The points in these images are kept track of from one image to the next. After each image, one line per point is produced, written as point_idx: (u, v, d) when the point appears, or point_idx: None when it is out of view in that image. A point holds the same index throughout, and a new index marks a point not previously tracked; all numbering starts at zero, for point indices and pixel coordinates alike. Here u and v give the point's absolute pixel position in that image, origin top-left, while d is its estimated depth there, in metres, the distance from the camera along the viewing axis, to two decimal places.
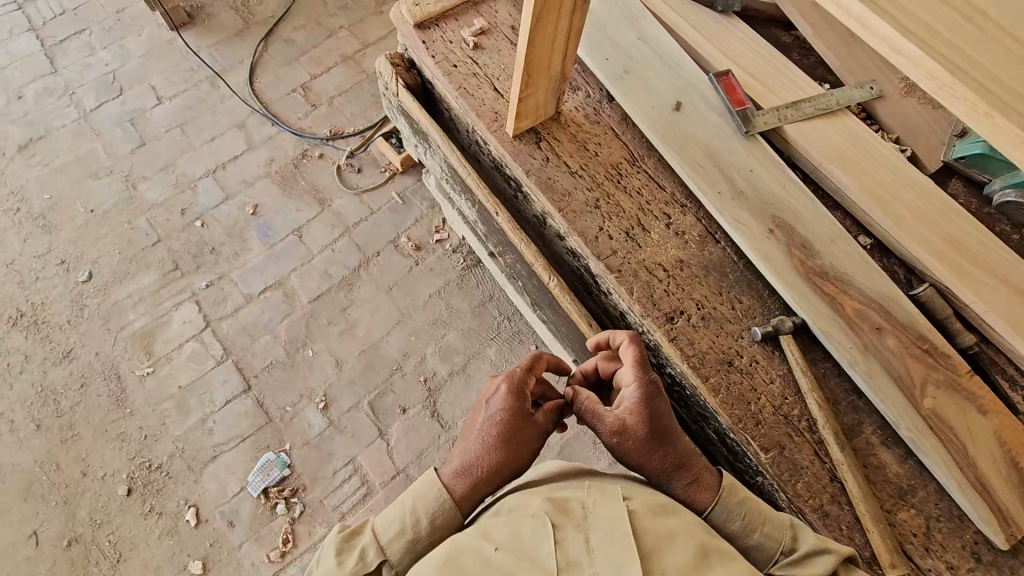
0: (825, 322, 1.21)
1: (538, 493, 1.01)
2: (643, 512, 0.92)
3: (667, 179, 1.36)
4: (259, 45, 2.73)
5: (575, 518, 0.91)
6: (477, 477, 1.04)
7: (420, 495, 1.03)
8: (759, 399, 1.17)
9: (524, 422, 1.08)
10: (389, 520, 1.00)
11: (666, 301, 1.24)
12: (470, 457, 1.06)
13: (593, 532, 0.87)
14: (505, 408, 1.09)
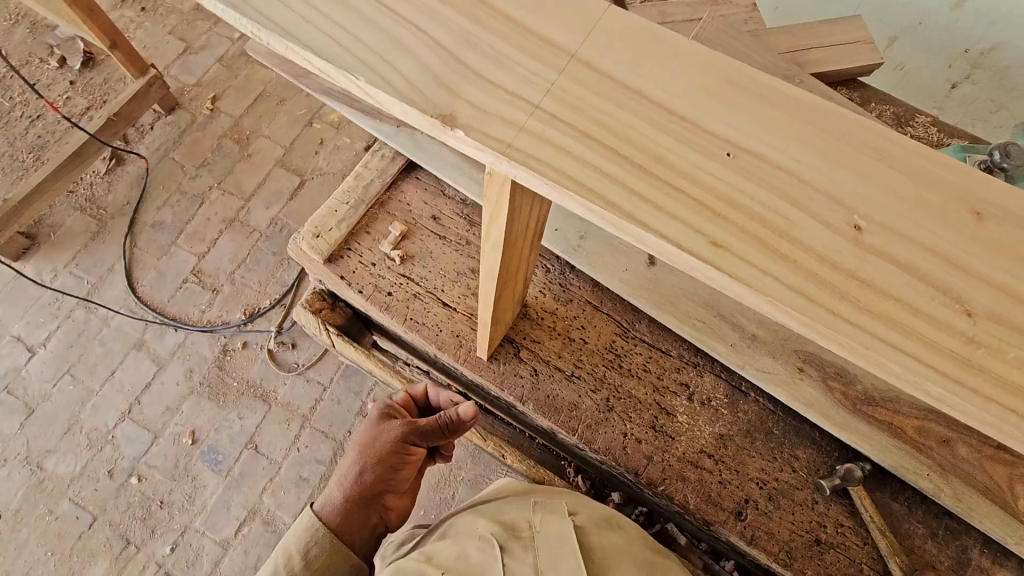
0: (895, 457, 1.08)
1: (485, 515, 1.04)
2: (590, 526, 0.98)
3: (667, 339, 1.18)
4: (124, 244, 2.34)
5: (524, 537, 0.96)
6: (359, 487, 1.02)
7: (293, 535, 0.97)
8: (862, 571, 1.06)
9: (399, 425, 1.08)
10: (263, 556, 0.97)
11: (726, 493, 1.09)
12: (349, 474, 1.03)
13: (542, 550, 0.92)
14: (382, 425, 1.09)
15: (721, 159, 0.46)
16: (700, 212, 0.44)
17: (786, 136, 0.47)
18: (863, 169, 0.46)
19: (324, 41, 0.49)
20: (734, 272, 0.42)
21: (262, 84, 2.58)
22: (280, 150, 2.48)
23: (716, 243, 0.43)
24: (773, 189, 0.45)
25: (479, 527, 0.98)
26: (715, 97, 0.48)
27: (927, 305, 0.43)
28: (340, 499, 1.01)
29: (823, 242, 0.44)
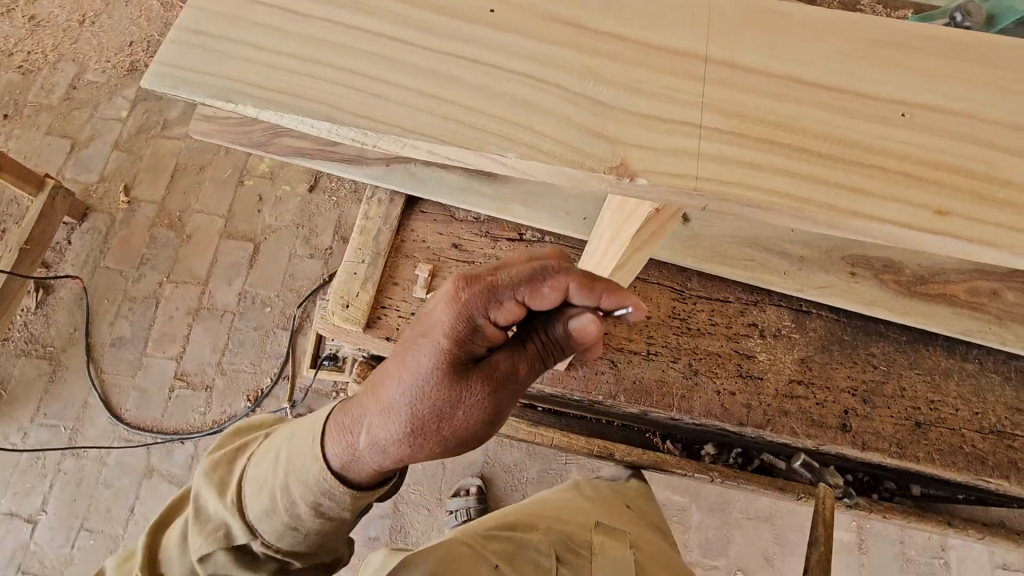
0: (959, 323, 1.12)
1: (546, 520, 1.03)
2: (648, 561, 0.98)
3: (722, 287, 1.19)
4: (90, 373, 2.12)
5: (584, 556, 0.96)
6: (395, 460, 0.65)
7: (289, 474, 0.70)
8: (965, 436, 1.11)
9: (479, 391, 0.62)
10: (257, 487, 0.72)
11: (827, 412, 1.12)
12: (381, 430, 0.63)
13: (598, 568, 0.93)
14: (455, 373, 0.62)
15: (899, 123, 0.48)
16: (900, 179, 0.46)
17: (936, 81, 0.50)
18: (1003, 92, 0.50)
19: (534, 142, 0.48)
20: (961, 231, 0.44)
21: (173, 157, 2.35)
22: (220, 220, 2.28)
23: (940, 212, 0.45)
24: (951, 139, 0.48)
25: (541, 533, 0.98)
26: (879, 67, 0.51)
27: None
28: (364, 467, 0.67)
29: (1010, 167, 0.47)
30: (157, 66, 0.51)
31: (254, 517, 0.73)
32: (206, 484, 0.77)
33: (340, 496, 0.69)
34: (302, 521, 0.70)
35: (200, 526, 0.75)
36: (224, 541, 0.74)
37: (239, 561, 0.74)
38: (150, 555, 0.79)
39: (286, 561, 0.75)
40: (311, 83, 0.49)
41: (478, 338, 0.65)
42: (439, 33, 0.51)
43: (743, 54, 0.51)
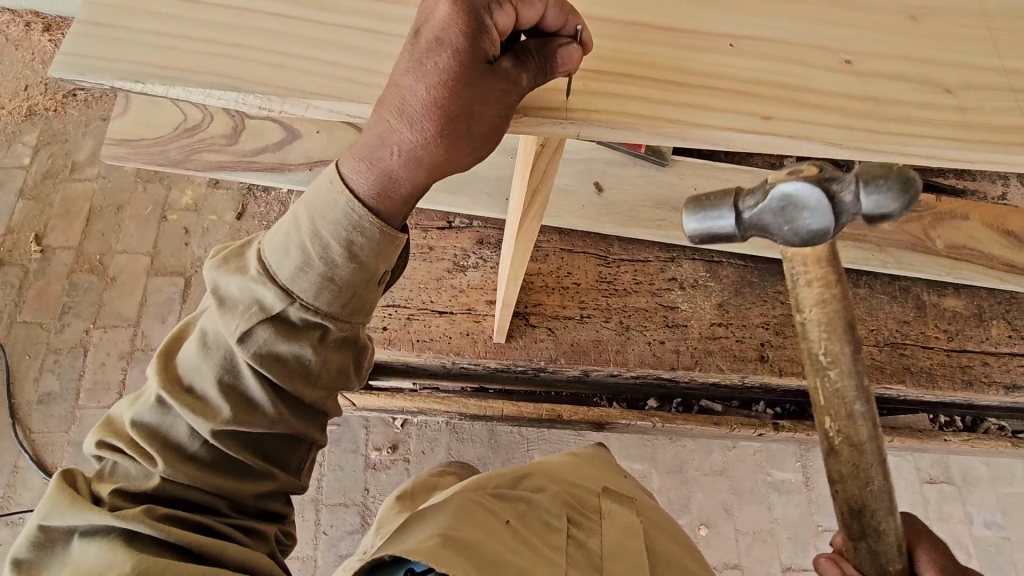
0: (846, 253, 1.26)
1: (556, 480, 0.87)
2: (655, 532, 0.84)
3: (640, 249, 1.29)
4: (19, 434, 2.00)
5: (594, 519, 0.81)
6: (393, 199, 0.50)
7: (324, 208, 0.49)
8: (864, 351, 1.25)
9: (483, 89, 0.47)
10: (277, 244, 0.51)
11: (746, 347, 1.23)
12: (367, 168, 0.49)
13: (609, 532, 0.78)
14: (444, 72, 0.46)
15: (729, 52, 0.58)
16: (736, 96, 0.55)
17: (756, 17, 0.60)
18: (810, 20, 0.60)
19: None
20: (786, 131, 0.54)
21: (87, 200, 2.27)
22: (145, 257, 2.21)
23: (765, 118, 0.55)
24: (771, 61, 0.58)
25: (554, 493, 0.83)
26: (711, 10, 0.60)
27: (894, 94, 0.57)
28: (365, 220, 0.49)
29: (818, 78, 0.57)
30: (60, 56, 0.53)
31: (286, 277, 0.51)
32: (218, 273, 0.53)
33: (379, 230, 0.50)
34: (341, 267, 0.50)
35: (202, 343, 0.54)
36: (240, 332, 0.51)
37: (258, 357, 0.52)
38: (109, 444, 0.55)
39: (309, 366, 0.54)
40: (216, 61, 0.53)
41: (465, 37, 0.45)
42: (328, 7, 0.56)
43: (597, 6, 0.59)
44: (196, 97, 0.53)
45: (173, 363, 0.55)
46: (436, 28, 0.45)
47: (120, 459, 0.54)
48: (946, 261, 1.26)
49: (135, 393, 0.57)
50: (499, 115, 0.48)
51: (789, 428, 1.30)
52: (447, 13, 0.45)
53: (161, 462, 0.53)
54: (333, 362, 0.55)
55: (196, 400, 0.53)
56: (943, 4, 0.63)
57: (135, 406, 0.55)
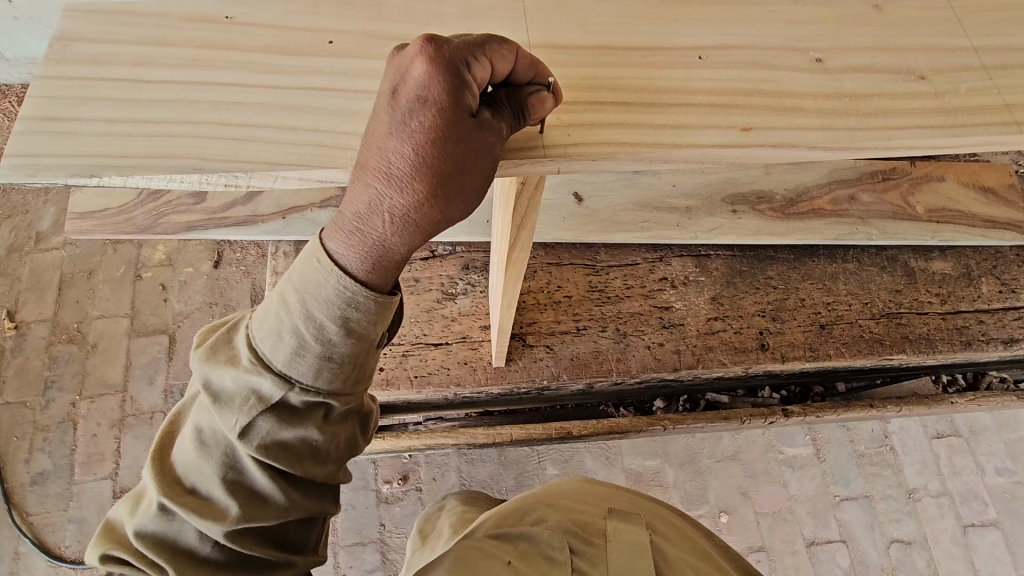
0: (832, 230, 1.26)
1: (556, 508, 0.78)
2: (672, 547, 0.73)
3: (628, 253, 1.27)
4: (15, 521, 1.93)
5: (598, 543, 0.71)
6: (388, 265, 0.48)
7: (311, 292, 0.48)
8: (862, 325, 1.25)
9: (471, 143, 0.45)
10: (267, 331, 0.50)
11: (746, 337, 1.22)
12: (358, 239, 0.47)
13: (614, 556, 0.69)
14: (430, 132, 0.44)
15: (697, 65, 0.57)
16: (713, 109, 0.55)
17: (721, 24, 0.59)
18: (774, 21, 0.59)
19: None
20: (766, 141, 0.54)
21: (56, 269, 2.20)
22: (124, 320, 2.16)
23: (743, 129, 0.54)
24: (740, 67, 0.57)
25: (552, 522, 0.74)
26: (672, 23, 0.59)
27: (867, 87, 0.57)
28: (361, 293, 0.48)
29: (790, 80, 0.57)
30: (7, 159, 0.50)
31: (281, 364, 0.50)
32: (208, 367, 0.52)
33: (375, 301, 0.49)
34: (337, 346, 0.49)
35: (198, 441, 0.52)
36: (241, 427, 0.50)
37: (263, 448, 0.51)
38: (114, 556, 0.53)
39: (316, 445, 0.53)
40: (175, 142, 0.50)
41: (447, 94, 0.44)
42: (284, 69, 0.54)
43: (558, 33, 0.57)
44: (159, 182, 0.51)
45: (170, 465, 0.54)
46: (415, 89, 0.44)
47: (129, 571, 0.53)
48: (928, 225, 1.28)
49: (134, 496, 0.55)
50: (487, 164, 0.47)
51: (799, 413, 1.28)
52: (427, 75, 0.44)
53: (173, 570, 0.52)
54: (340, 434, 0.55)
55: (202, 502, 0.52)
56: None
57: (138, 511, 0.54)
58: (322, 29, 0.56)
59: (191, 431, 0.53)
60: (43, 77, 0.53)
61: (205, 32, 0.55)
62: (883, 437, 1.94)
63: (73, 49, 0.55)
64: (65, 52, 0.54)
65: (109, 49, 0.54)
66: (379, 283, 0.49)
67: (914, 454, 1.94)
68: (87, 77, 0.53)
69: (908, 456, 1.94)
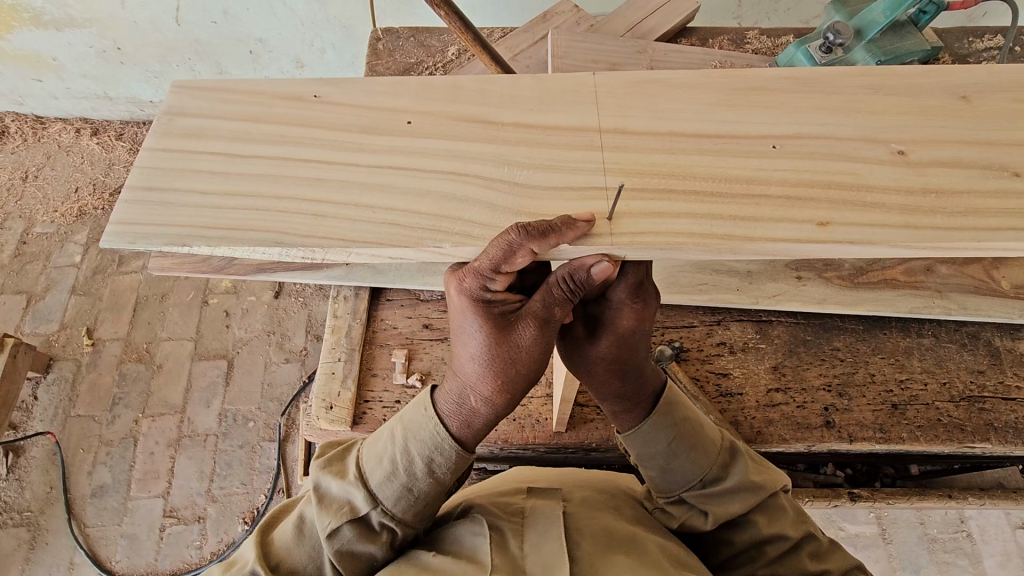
0: (906, 303, 1.20)
1: (484, 497, 0.78)
2: (597, 533, 0.68)
3: (685, 315, 1.25)
4: (72, 531, 2.02)
5: (517, 521, 0.70)
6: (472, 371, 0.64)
7: (408, 431, 0.65)
8: (938, 408, 1.16)
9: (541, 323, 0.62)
10: (373, 455, 0.67)
11: (809, 413, 1.15)
12: (467, 345, 0.64)
13: (530, 534, 0.67)
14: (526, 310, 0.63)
15: (772, 154, 0.55)
16: (788, 202, 0.53)
17: (798, 112, 0.57)
18: (857, 110, 0.57)
19: (463, 229, 0.53)
20: (847, 237, 0.51)
21: (134, 290, 2.36)
22: (189, 343, 2.28)
23: (821, 223, 0.52)
24: (819, 160, 0.55)
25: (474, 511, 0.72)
26: (748, 110, 0.58)
27: (959, 183, 0.54)
28: (464, 375, 0.64)
29: (874, 173, 0.54)
30: (114, 225, 0.54)
31: (405, 423, 0.66)
32: (321, 474, 0.69)
33: (468, 386, 0.64)
34: (419, 482, 0.64)
35: (299, 530, 0.67)
36: (329, 530, 0.64)
37: (338, 553, 0.64)
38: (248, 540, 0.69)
39: (376, 563, 0.66)
40: (258, 216, 0.54)
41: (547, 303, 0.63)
42: (365, 149, 0.57)
43: (631, 120, 0.57)
44: (243, 252, 0.54)
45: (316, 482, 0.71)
46: (493, 299, 0.62)
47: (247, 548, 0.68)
48: (1015, 303, 1.20)
49: (226, 560, 0.66)
50: (531, 358, 0.63)
51: (867, 498, 1.17)
52: (527, 258, 0.50)
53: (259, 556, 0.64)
54: (428, 504, 0.66)
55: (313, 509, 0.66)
56: (1001, 79, 0.59)
57: (227, 573, 0.65)
58: (400, 109, 0.58)
59: (295, 519, 0.68)
60: (150, 149, 0.58)
61: (297, 110, 0.59)
62: (959, 523, 1.88)
63: (178, 123, 0.59)
64: (171, 125, 0.59)
65: (209, 124, 0.59)
66: (468, 444, 0.66)
67: (994, 543, 1.87)
68: (186, 150, 0.57)
69: (988, 545, 1.87)
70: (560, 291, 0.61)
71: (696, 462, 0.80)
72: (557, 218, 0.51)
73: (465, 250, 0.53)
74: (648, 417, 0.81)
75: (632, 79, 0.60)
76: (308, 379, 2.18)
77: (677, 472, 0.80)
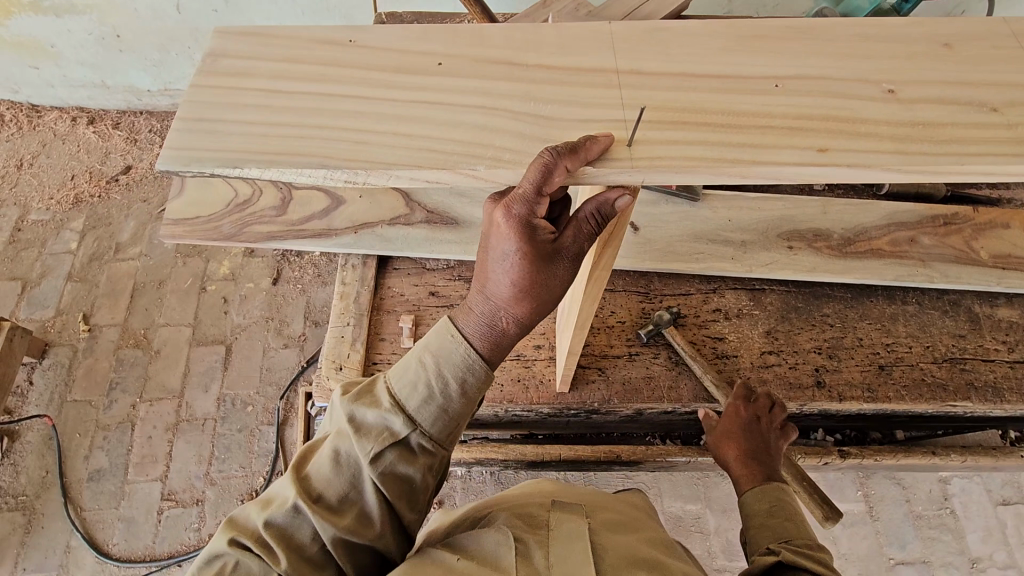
0: (891, 270, 1.26)
1: (508, 507, 0.81)
2: (618, 553, 0.71)
3: (682, 283, 1.29)
4: (70, 514, 2.01)
5: (541, 533, 0.73)
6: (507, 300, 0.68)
7: (442, 356, 0.68)
8: (923, 369, 1.22)
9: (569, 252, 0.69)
10: (405, 382, 0.69)
11: (801, 374, 1.21)
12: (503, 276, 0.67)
13: (555, 548, 0.69)
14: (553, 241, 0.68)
15: (775, 92, 0.60)
16: (792, 133, 0.58)
17: (798, 56, 0.62)
18: (851, 55, 0.62)
19: (493, 155, 0.56)
20: (845, 161, 0.56)
21: (131, 277, 2.36)
22: (187, 329, 2.29)
23: (821, 149, 0.57)
24: (818, 96, 0.60)
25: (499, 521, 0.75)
26: (752, 54, 0.62)
27: (943, 117, 0.59)
28: (498, 306, 0.69)
29: (868, 108, 0.59)
30: (166, 150, 0.57)
31: (434, 348, 0.69)
32: (350, 406, 0.69)
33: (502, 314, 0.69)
34: (456, 400, 0.69)
35: (333, 463, 0.67)
36: (373, 454, 0.66)
37: (382, 475, 0.66)
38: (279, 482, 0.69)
39: (415, 482, 0.69)
40: (305, 142, 0.57)
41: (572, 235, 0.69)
42: (399, 86, 0.60)
43: (644, 63, 0.62)
44: (290, 176, 0.57)
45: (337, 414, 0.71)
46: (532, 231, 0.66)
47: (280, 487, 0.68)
48: (993, 271, 1.27)
49: (263, 501, 0.67)
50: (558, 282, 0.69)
51: (856, 454, 1.23)
52: (563, 177, 0.53)
53: (299, 495, 0.65)
54: (462, 418, 0.70)
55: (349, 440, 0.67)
56: (980, 30, 0.65)
57: (269, 512, 0.66)
58: (429, 53, 0.62)
59: (326, 454, 0.68)
60: (194, 85, 0.61)
61: (333, 53, 0.62)
62: (943, 500, 1.95)
63: (224, 65, 0.62)
64: (212, 65, 0.62)
65: (249, 65, 0.62)
66: (493, 363, 0.71)
67: (977, 520, 1.93)
68: (229, 86, 0.61)
69: (971, 521, 1.93)
70: (587, 227, 0.69)
71: (790, 527, 0.87)
72: (579, 138, 0.55)
73: (495, 175, 0.57)
74: (756, 492, 0.93)
75: (645, 29, 0.64)
76: (307, 364, 2.20)
77: (760, 521, 0.90)
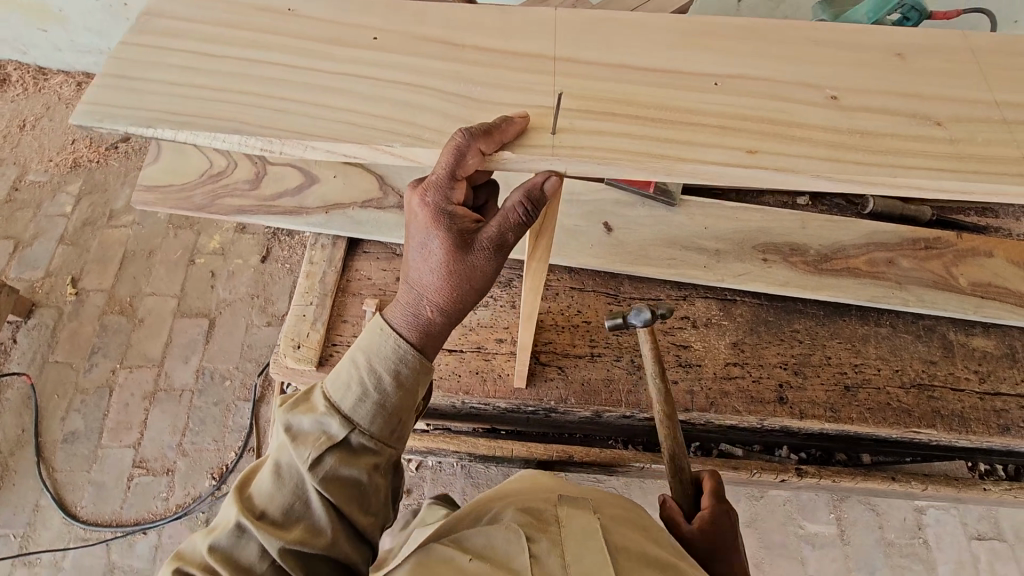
0: (864, 290, 1.24)
1: (513, 501, 0.80)
2: (630, 555, 0.71)
3: (653, 287, 1.28)
4: (41, 474, 2.03)
5: (552, 529, 0.72)
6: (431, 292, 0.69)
7: (370, 350, 0.68)
8: (888, 393, 1.19)
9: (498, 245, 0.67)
10: (339, 384, 0.68)
11: (763, 388, 1.19)
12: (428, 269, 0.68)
13: (569, 547, 0.69)
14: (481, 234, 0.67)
15: (712, 90, 0.59)
16: (722, 132, 0.56)
17: (741, 56, 0.61)
18: (797, 58, 0.61)
19: (414, 132, 0.56)
20: (772, 164, 0.54)
21: (122, 245, 2.38)
22: (172, 300, 2.30)
23: (750, 151, 0.55)
24: (755, 97, 0.59)
25: (506, 516, 0.74)
26: (695, 51, 0.61)
27: (883, 127, 0.57)
28: (423, 298, 0.69)
29: (805, 112, 0.58)
30: (85, 106, 0.57)
31: (364, 347, 0.69)
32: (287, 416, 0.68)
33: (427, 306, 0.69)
34: (389, 394, 0.67)
35: (275, 476, 0.66)
36: (312, 460, 0.65)
37: (325, 480, 0.65)
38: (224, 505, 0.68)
39: (363, 484, 0.68)
40: (225, 106, 0.57)
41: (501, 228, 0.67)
42: (331, 57, 0.60)
43: (584, 52, 0.61)
44: (205, 139, 0.57)
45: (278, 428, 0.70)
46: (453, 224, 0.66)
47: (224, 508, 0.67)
48: (970, 299, 1.24)
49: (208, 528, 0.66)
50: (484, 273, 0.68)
51: (814, 474, 1.21)
52: (476, 160, 0.52)
53: (240, 513, 0.64)
54: (399, 415, 0.69)
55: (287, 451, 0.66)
56: (935, 44, 0.63)
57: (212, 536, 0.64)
58: (368, 27, 0.62)
59: (268, 470, 0.67)
60: (126, 43, 0.61)
61: (271, 20, 0.62)
62: (916, 529, 1.91)
63: (156, 23, 0.62)
64: (148, 24, 0.62)
65: (184, 26, 0.62)
66: (429, 352, 0.72)
67: (949, 552, 1.90)
68: (161, 47, 0.61)
69: (944, 554, 1.89)
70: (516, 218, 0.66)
71: None
72: (495, 119, 0.55)
73: (415, 153, 0.56)
74: None
75: (591, 18, 0.63)
76: None
77: None
